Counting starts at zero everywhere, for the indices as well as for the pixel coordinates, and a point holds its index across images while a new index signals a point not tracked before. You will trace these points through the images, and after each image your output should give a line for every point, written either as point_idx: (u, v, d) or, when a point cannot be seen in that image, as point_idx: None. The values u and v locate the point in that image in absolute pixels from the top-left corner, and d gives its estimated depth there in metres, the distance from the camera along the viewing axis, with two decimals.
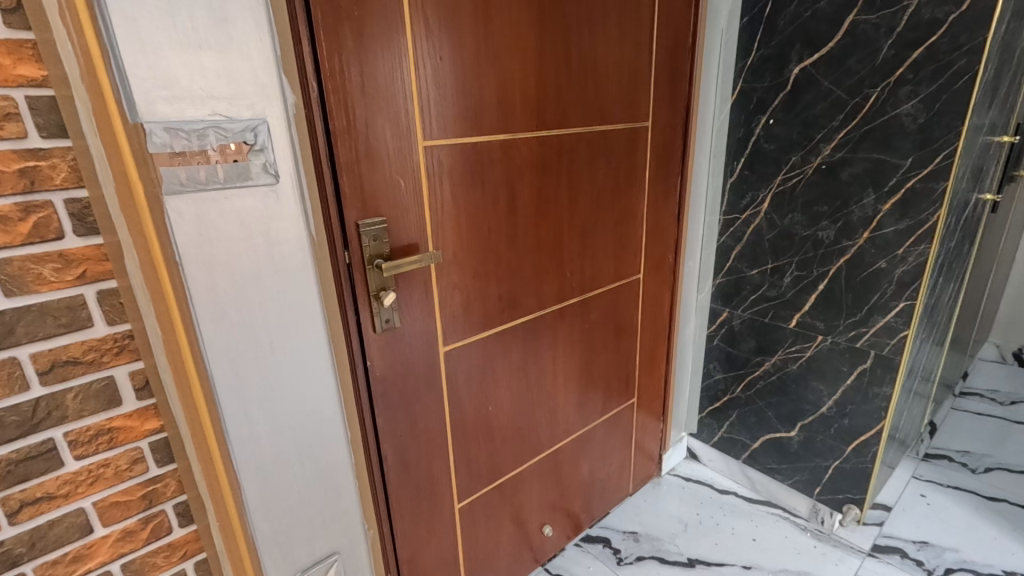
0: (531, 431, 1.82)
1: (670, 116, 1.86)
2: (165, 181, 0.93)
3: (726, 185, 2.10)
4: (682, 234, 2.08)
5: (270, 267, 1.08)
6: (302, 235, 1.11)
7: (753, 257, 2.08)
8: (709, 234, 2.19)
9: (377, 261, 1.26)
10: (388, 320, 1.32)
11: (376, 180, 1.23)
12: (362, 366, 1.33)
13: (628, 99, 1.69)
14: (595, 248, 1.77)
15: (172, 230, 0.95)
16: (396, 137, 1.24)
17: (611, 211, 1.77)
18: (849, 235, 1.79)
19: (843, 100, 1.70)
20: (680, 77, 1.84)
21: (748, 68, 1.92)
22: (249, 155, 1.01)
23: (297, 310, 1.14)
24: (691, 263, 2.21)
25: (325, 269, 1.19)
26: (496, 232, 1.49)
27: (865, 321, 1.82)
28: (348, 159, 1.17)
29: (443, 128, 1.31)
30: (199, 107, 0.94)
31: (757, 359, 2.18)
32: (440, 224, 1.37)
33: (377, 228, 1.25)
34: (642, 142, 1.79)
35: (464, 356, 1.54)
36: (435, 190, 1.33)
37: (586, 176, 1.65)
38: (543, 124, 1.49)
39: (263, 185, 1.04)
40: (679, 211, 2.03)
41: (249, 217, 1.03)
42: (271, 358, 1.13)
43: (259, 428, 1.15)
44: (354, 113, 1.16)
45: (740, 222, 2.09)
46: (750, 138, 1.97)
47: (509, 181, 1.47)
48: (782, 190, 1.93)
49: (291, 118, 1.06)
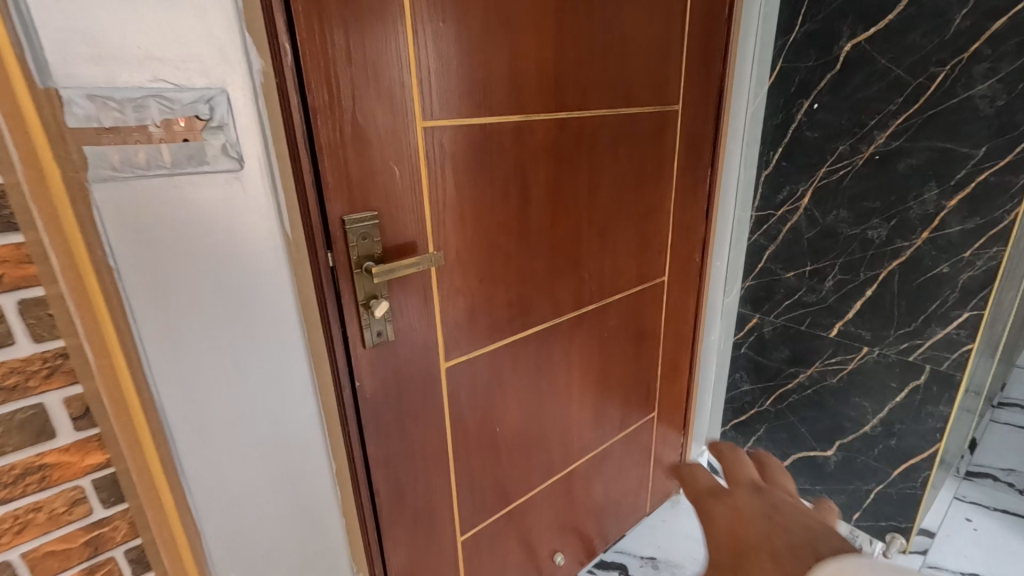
0: (543, 452, 1.63)
1: (702, 98, 1.65)
2: (92, 165, 0.73)
3: (760, 178, 1.89)
4: (710, 232, 1.87)
5: (234, 272, 0.88)
6: (275, 232, 0.91)
7: (790, 257, 1.87)
8: (739, 232, 1.98)
9: (366, 265, 1.05)
10: (380, 333, 1.12)
11: (365, 167, 1.02)
12: (349, 388, 1.12)
13: (657, 78, 1.48)
14: (617, 248, 1.57)
15: (103, 226, 0.76)
16: (389, 115, 1.03)
17: (635, 206, 1.56)
18: (907, 233, 1.58)
19: (903, 80, 1.49)
20: (713, 54, 1.63)
21: (789, 45, 1.70)
22: (204, 134, 0.81)
23: (268, 323, 0.95)
24: (718, 265, 2.00)
25: (304, 273, 0.99)
26: (508, 230, 1.28)
27: (920, 331, 1.62)
28: (331, 141, 0.97)
29: (445, 107, 1.10)
30: (135, 70, 0.73)
31: (790, 370, 1.97)
32: (442, 220, 1.16)
33: (366, 224, 1.04)
34: (671, 128, 1.58)
35: (469, 372, 1.34)
36: (436, 180, 1.13)
37: (609, 166, 1.44)
38: (561, 105, 1.28)
39: (224, 171, 0.84)
40: (708, 206, 1.82)
41: (206, 211, 0.84)
42: (236, 382, 0.94)
43: (223, 463, 0.96)
44: (338, 84, 0.95)
45: (776, 219, 1.88)
46: (789, 125, 1.76)
47: (523, 170, 1.26)
48: (826, 183, 1.72)
49: (258, 88, 0.86)
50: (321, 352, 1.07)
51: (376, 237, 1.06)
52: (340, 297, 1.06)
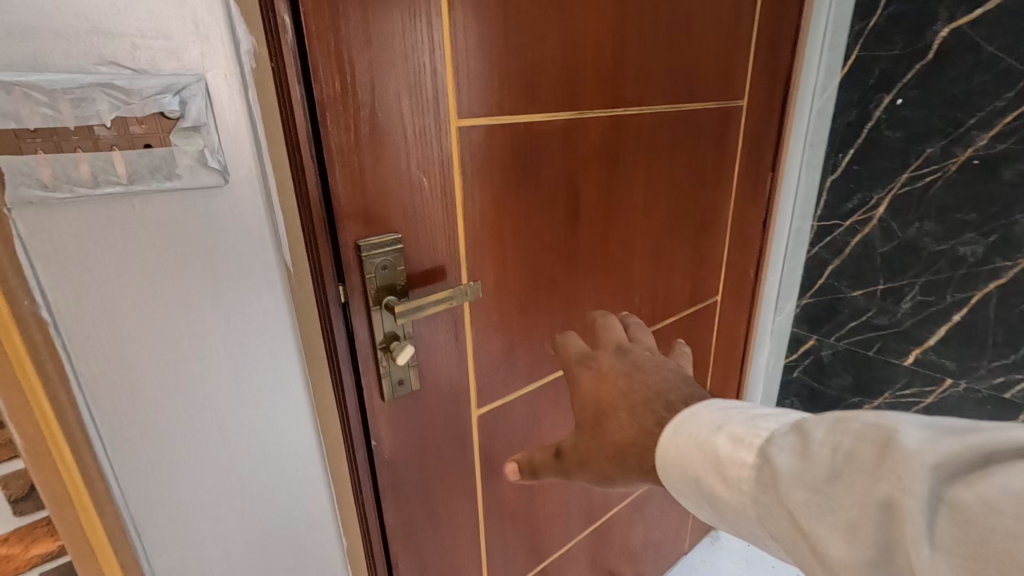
0: (582, 500, 1.42)
1: (770, 91, 1.42)
2: (11, 182, 0.52)
3: (826, 183, 1.65)
4: (767, 244, 1.65)
5: (219, 317, 0.68)
6: (272, 263, 0.71)
7: (858, 274, 1.65)
8: (798, 244, 1.73)
9: (388, 300, 0.84)
10: (402, 381, 0.91)
11: (386, 178, 0.80)
12: (364, 449, 0.91)
13: (723, 68, 1.26)
14: (670, 266, 1.35)
15: (33, 265, 0.55)
16: (417, 112, 0.81)
17: (691, 217, 1.35)
18: (1010, 255, 1.35)
19: (1014, 72, 1.26)
20: (784, 40, 1.40)
21: (869, 30, 1.47)
22: (173, 137, 0.60)
23: (265, 378, 0.74)
24: (773, 281, 1.77)
25: (309, 313, 0.78)
26: (553, 250, 1.07)
27: (1020, 364, 1.41)
28: (342, 145, 0.74)
29: (485, 102, 0.88)
30: (72, 48, 0.52)
31: (853, 401, 1.76)
32: (478, 241, 0.95)
33: (388, 249, 0.82)
34: (734, 126, 1.35)
35: (504, 417, 1.13)
36: (472, 193, 0.91)
37: (667, 171, 1.22)
38: (619, 99, 1.06)
39: (202, 187, 0.62)
40: (766, 214, 1.60)
41: (181, 240, 0.63)
42: (224, 454, 0.73)
43: (206, 555, 0.76)
44: (353, 70, 0.73)
45: (843, 230, 1.65)
46: (865, 122, 1.53)
47: (572, 179, 1.05)
48: (909, 191, 1.49)
49: (247, 75, 0.64)
50: (330, 409, 0.85)
51: (400, 265, 0.85)
52: (353, 341, 0.84)
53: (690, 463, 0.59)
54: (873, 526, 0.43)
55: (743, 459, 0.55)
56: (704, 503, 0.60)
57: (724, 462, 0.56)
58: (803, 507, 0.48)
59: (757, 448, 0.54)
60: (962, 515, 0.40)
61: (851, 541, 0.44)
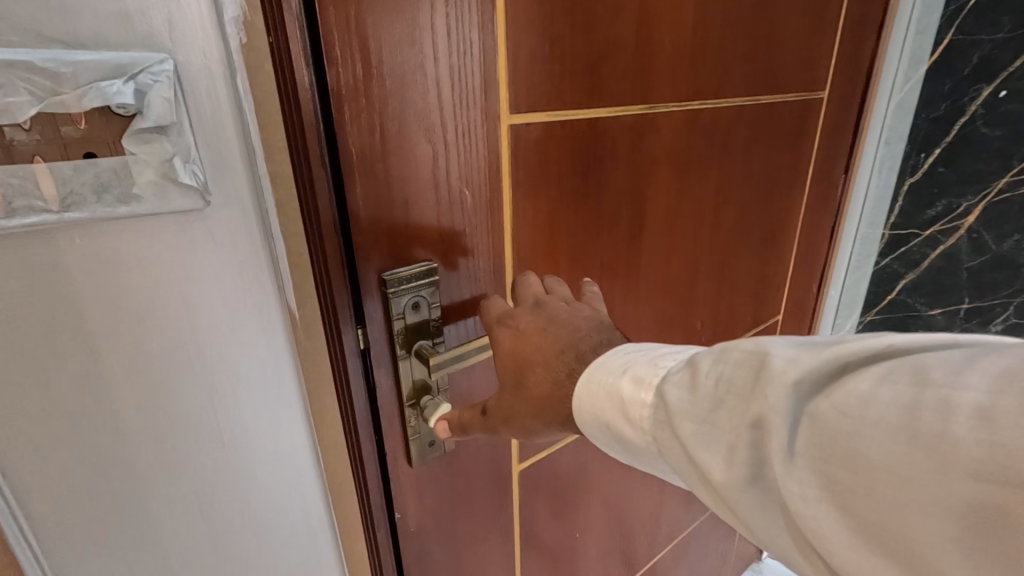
0: (627, 549, 1.26)
1: (850, 81, 1.24)
2: None
3: (904, 186, 1.45)
4: (831, 255, 1.47)
5: (203, 369, 0.55)
6: (271, 300, 0.58)
7: (938, 290, 1.48)
8: (864, 254, 1.55)
9: (418, 347, 0.69)
10: (434, 442, 0.75)
11: (418, 193, 0.63)
12: (387, 520, 0.75)
13: (805, 55, 1.08)
14: (732, 282, 1.18)
15: None
16: (460, 109, 0.64)
17: (758, 228, 1.17)
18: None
19: None
20: (873, 22, 1.21)
21: (968, 9, 1.28)
22: (126, 142, 0.45)
23: (261, 438, 0.61)
24: (835, 294, 1.58)
25: (318, 357, 0.63)
26: (614, 273, 0.90)
27: None
28: (364, 149, 0.58)
29: (545, 95, 0.70)
30: None
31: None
32: (525, 263, 0.77)
33: (420, 284, 0.66)
34: (809, 123, 1.18)
35: (552, 468, 0.97)
36: (524, 208, 0.74)
37: (738, 174, 1.05)
38: (695, 90, 0.88)
39: (176, 210, 0.49)
40: (835, 222, 1.42)
41: (153, 277, 0.50)
42: (214, 528, 0.60)
43: None
44: (379, 53, 0.56)
45: (921, 240, 1.46)
46: (957, 117, 1.34)
47: (639, 188, 0.87)
48: (1004, 199, 1.33)
49: (230, 60, 0.49)
50: (343, 471, 0.71)
51: (434, 302, 0.69)
52: (373, 395, 0.69)
53: (598, 410, 0.53)
54: (746, 445, 0.41)
55: (645, 401, 0.50)
56: (616, 446, 0.54)
57: (627, 405, 0.51)
58: (690, 436, 0.45)
59: (655, 387, 0.50)
60: (822, 425, 0.37)
61: (730, 463, 0.42)
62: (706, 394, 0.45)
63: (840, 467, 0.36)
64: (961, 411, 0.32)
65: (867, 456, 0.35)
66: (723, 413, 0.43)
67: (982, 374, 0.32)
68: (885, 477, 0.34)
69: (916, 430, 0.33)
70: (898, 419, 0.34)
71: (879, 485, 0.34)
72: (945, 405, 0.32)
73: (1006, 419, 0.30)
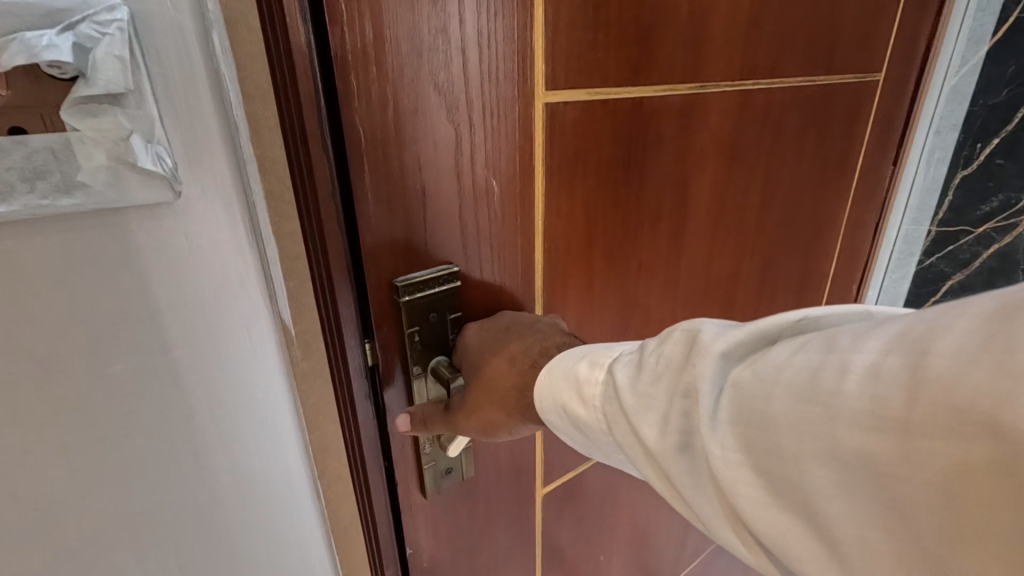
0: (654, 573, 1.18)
1: (906, 64, 1.13)
2: None
3: (956, 179, 1.33)
4: (874, 253, 1.37)
5: (180, 374, 0.51)
6: (253, 293, 0.53)
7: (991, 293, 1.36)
8: (906, 252, 1.45)
9: (433, 367, 0.63)
10: (451, 467, 0.70)
11: (439, 187, 0.56)
12: (393, 539, 0.71)
13: (866, 30, 0.96)
14: (777, 287, 1.04)
15: None
16: (489, 91, 0.55)
17: (809, 225, 1.04)
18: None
19: None
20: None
21: None
22: (65, 112, 0.40)
23: (247, 449, 0.57)
24: (873, 294, 1.48)
25: (314, 364, 0.58)
26: (655, 278, 0.78)
27: None
28: (375, 131, 0.51)
29: (579, 70, 0.59)
30: None
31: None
32: (555, 264, 0.67)
33: (437, 296, 0.60)
34: (864, 108, 1.06)
35: (576, 490, 0.90)
36: (557, 202, 0.64)
37: (791, 165, 0.91)
38: (752, 66, 0.76)
39: (137, 199, 0.44)
40: (880, 219, 1.31)
41: (126, 276, 0.46)
42: (196, 544, 0.56)
43: None
44: (391, 22, 0.48)
45: (973, 239, 1.35)
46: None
47: (683, 181, 0.75)
48: None
49: (201, 18, 0.44)
50: (340, 485, 0.66)
51: (450, 316, 0.62)
52: (385, 418, 0.64)
53: (556, 392, 0.54)
54: (678, 414, 0.42)
55: (596, 378, 0.51)
56: (571, 431, 0.54)
57: (581, 383, 0.52)
58: (630, 407, 0.46)
59: (608, 367, 0.51)
60: (740, 391, 0.40)
61: (665, 432, 0.43)
62: (644, 367, 0.47)
63: (754, 427, 0.38)
64: (854, 370, 0.34)
65: (769, 414, 0.37)
66: (661, 385, 0.44)
67: (877, 337, 0.34)
68: (785, 432, 0.36)
69: (814, 387, 0.35)
70: (804, 380, 0.36)
71: (782, 437, 0.36)
72: (842, 365, 0.35)
73: (888, 375, 0.32)
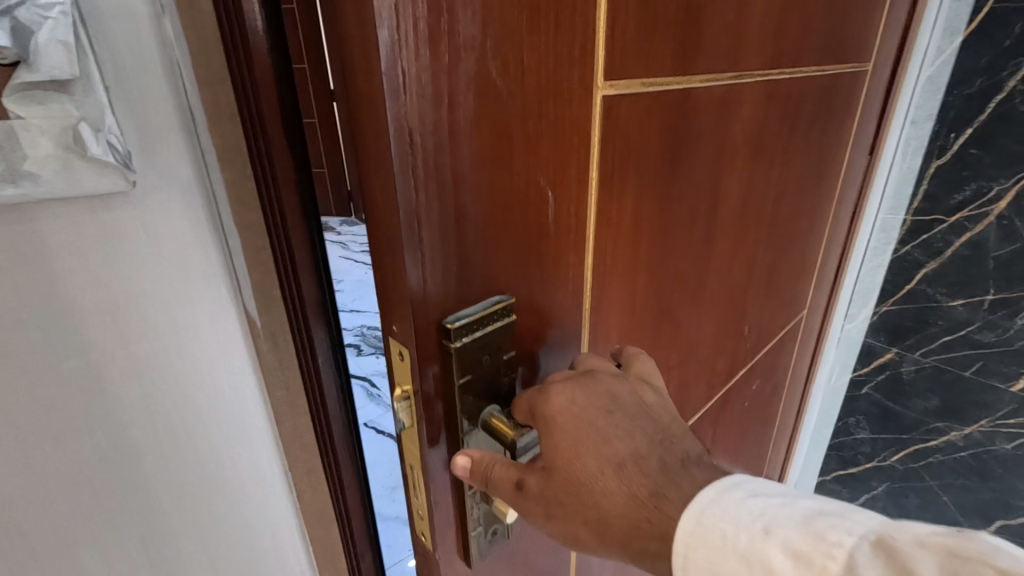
0: None
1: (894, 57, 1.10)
2: None
3: (931, 167, 1.24)
4: (851, 239, 1.29)
5: (142, 361, 0.52)
6: (218, 280, 0.53)
7: (964, 280, 1.28)
8: (882, 243, 1.35)
9: (485, 423, 0.45)
10: (497, 536, 0.51)
11: (485, 206, 0.40)
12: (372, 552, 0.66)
13: (865, 16, 0.93)
14: (783, 281, 1.01)
15: None
16: (541, 76, 0.39)
17: (807, 216, 1.02)
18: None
19: None
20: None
21: None
22: (8, 98, 0.41)
23: (216, 438, 0.58)
24: (848, 283, 1.38)
25: (281, 365, 0.55)
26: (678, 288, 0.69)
27: None
28: (410, 134, 0.34)
29: (637, 45, 0.44)
30: None
31: (940, 432, 1.42)
32: (604, 293, 0.53)
33: (493, 329, 0.43)
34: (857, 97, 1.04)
35: None
36: (609, 217, 0.49)
37: (802, 156, 0.88)
38: (772, 59, 0.69)
39: (88, 189, 0.45)
40: (855, 205, 1.24)
41: (86, 266, 0.47)
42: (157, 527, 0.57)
43: None
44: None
45: (948, 227, 1.26)
46: (999, 83, 1.13)
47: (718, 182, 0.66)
48: None
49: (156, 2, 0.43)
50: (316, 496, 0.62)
51: (505, 358, 0.46)
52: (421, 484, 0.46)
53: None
54: None
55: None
56: None
57: None
58: None
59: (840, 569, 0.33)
60: None
61: None
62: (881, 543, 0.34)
63: None
64: None
65: None
66: None
67: None
68: None
69: None
70: None
71: None
72: None
73: None
